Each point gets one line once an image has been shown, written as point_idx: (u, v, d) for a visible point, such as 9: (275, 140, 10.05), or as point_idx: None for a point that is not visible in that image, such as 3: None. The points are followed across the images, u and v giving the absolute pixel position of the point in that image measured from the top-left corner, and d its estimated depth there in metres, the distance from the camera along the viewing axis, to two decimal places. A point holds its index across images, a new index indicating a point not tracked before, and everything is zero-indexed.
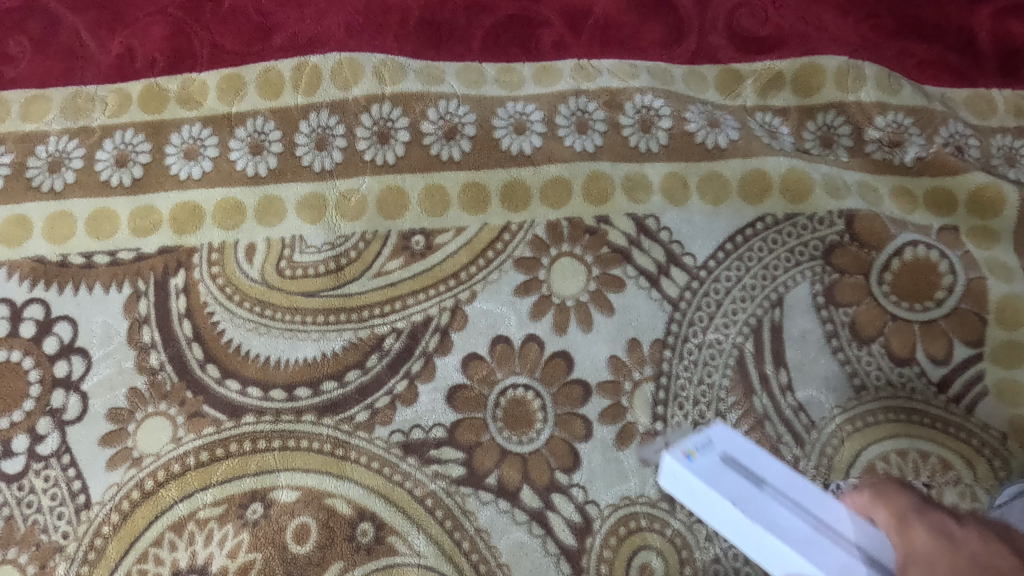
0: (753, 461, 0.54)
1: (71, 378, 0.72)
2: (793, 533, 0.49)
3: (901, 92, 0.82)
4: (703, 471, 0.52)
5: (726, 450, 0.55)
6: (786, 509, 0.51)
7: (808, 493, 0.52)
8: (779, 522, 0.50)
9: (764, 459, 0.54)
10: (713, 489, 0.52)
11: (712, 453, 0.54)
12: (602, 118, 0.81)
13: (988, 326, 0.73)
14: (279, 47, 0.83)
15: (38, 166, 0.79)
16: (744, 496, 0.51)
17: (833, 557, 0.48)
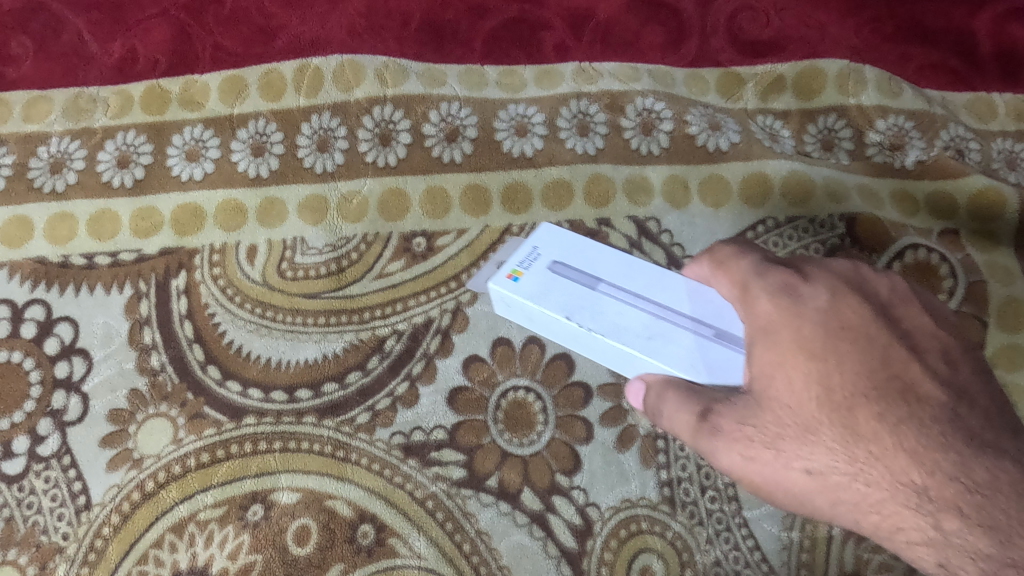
0: (582, 262, 0.59)
1: (72, 379, 0.72)
2: (615, 310, 0.56)
3: (902, 95, 0.83)
4: (529, 287, 0.59)
5: (552, 254, 0.61)
6: (612, 295, 0.57)
7: (637, 271, 0.58)
8: (602, 307, 0.56)
9: (590, 252, 0.60)
10: (542, 292, 0.58)
11: (542, 262, 0.60)
12: (603, 121, 0.81)
13: (990, 329, 0.73)
14: (282, 49, 0.84)
15: (39, 167, 0.79)
16: (569, 289, 0.58)
17: (664, 337, 0.54)
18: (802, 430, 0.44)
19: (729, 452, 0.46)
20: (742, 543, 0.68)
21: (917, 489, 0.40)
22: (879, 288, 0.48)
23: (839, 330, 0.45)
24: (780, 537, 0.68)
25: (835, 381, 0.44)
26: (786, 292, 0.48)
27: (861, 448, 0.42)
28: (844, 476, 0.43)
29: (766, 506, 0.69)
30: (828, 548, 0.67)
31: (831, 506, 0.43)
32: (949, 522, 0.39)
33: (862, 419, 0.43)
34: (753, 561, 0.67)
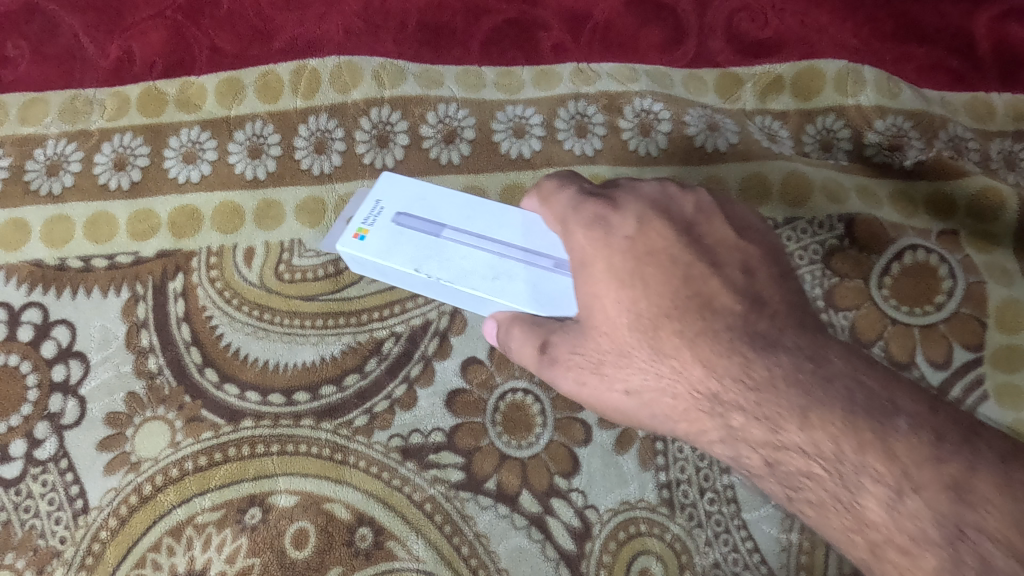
0: (424, 210, 0.64)
1: (69, 382, 0.72)
2: (459, 256, 0.61)
3: (901, 96, 0.83)
4: (375, 244, 0.63)
5: (395, 206, 0.65)
6: (455, 240, 0.62)
7: (476, 212, 0.64)
8: (448, 254, 0.61)
9: (431, 198, 0.65)
10: (390, 246, 0.62)
11: (387, 216, 0.64)
12: (600, 122, 0.81)
13: (987, 330, 0.73)
14: (278, 50, 0.84)
15: (36, 169, 0.79)
16: (416, 240, 0.63)
17: (504, 273, 0.60)
18: (625, 347, 0.52)
19: (565, 374, 0.55)
20: (741, 545, 0.68)
21: (710, 394, 0.48)
22: (685, 207, 0.56)
23: (644, 255, 0.53)
24: (778, 539, 0.68)
25: (639, 303, 0.52)
26: (598, 224, 0.55)
27: (666, 361, 0.51)
28: (659, 386, 0.51)
29: (765, 508, 0.68)
30: (826, 550, 0.67)
31: (653, 415, 0.52)
32: (736, 418, 0.47)
33: (665, 335, 0.51)
34: (752, 563, 0.67)
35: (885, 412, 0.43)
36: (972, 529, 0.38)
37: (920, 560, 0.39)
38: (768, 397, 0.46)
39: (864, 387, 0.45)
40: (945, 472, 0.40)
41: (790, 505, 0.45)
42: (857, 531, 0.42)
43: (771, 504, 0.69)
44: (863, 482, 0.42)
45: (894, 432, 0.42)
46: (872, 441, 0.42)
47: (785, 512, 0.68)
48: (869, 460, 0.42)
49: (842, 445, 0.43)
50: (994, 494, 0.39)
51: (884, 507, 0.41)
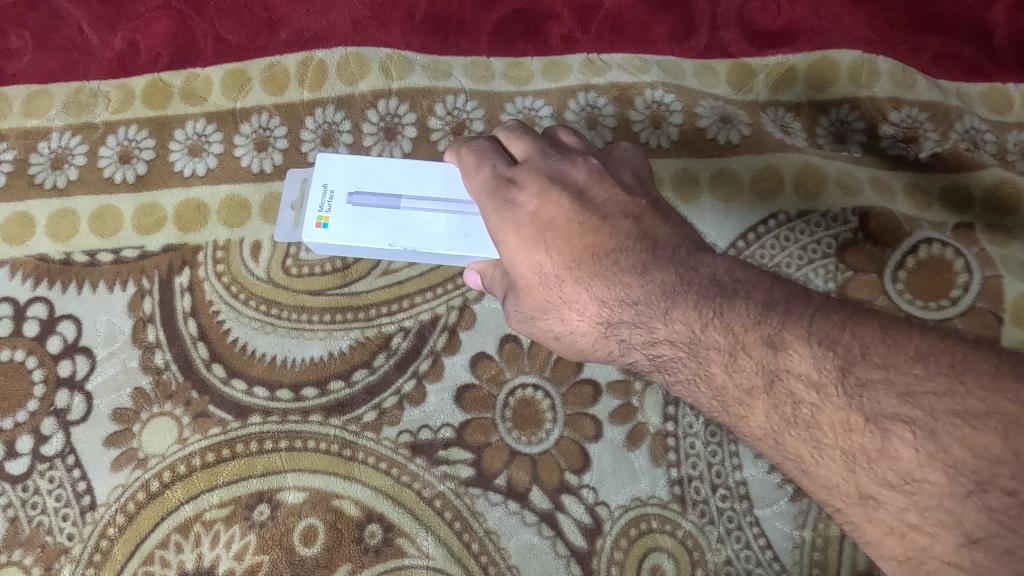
0: (375, 185, 0.65)
1: (75, 377, 0.71)
2: (425, 222, 0.63)
3: (916, 86, 0.81)
4: (340, 229, 0.63)
5: (345, 188, 0.65)
6: (416, 207, 0.64)
7: (424, 174, 0.65)
8: (414, 223, 0.63)
9: (377, 172, 0.65)
10: (356, 227, 0.63)
11: (341, 199, 0.64)
12: (611, 114, 0.80)
13: (1003, 325, 0.72)
14: (284, 42, 0.83)
15: (40, 162, 0.78)
16: (379, 215, 0.64)
17: (471, 227, 0.63)
18: (546, 301, 0.54)
19: (517, 325, 0.58)
20: (754, 542, 0.67)
21: (605, 320, 0.52)
22: (577, 175, 0.56)
23: (545, 224, 0.54)
24: (792, 536, 0.67)
25: (546, 263, 0.53)
26: (505, 203, 0.55)
27: (572, 307, 0.53)
28: (573, 322, 0.54)
29: (778, 504, 0.68)
30: (839, 547, 0.67)
31: (579, 347, 0.55)
32: (625, 332, 0.51)
33: (569, 285, 0.53)
34: (765, 560, 0.66)
35: (722, 297, 0.47)
36: (782, 371, 0.44)
37: (752, 406, 0.45)
38: (643, 306, 0.50)
39: (715, 285, 0.48)
40: (765, 332, 0.45)
41: (670, 390, 0.50)
42: (714, 396, 0.46)
43: (784, 500, 0.68)
44: (708, 355, 0.47)
45: (731, 309, 0.46)
46: (714, 320, 0.47)
47: (798, 509, 0.68)
48: (712, 336, 0.47)
49: (691, 326, 0.48)
50: (800, 344, 0.44)
51: (726, 370, 0.46)
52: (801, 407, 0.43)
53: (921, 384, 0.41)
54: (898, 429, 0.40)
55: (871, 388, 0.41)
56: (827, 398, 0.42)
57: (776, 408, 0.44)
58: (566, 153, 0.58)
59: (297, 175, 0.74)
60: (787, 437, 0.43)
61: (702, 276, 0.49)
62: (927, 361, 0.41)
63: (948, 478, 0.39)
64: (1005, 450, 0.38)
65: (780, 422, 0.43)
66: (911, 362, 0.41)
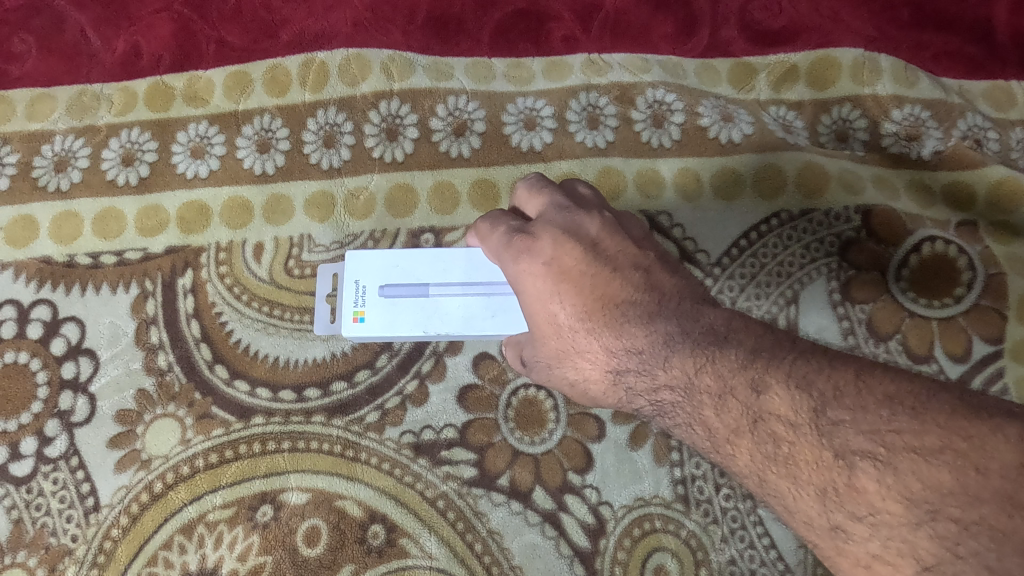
0: (404, 276, 0.67)
1: (79, 379, 0.72)
2: (454, 307, 0.66)
3: (918, 84, 0.81)
4: (376, 322, 0.66)
5: (375, 282, 0.68)
6: (444, 293, 0.67)
7: (447, 259, 0.67)
8: (444, 309, 0.66)
9: (404, 263, 0.68)
10: (390, 319, 0.67)
11: (372, 293, 0.67)
12: (613, 114, 0.80)
13: (1007, 323, 0.72)
14: (286, 44, 0.83)
15: (44, 165, 0.79)
16: (411, 305, 0.67)
17: (501, 308, 0.66)
18: (559, 350, 0.56)
19: (540, 376, 0.60)
20: (758, 542, 0.67)
21: (614, 369, 0.53)
22: (591, 227, 0.56)
23: (562, 275, 0.54)
24: (796, 535, 0.67)
25: (561, 314, 0.54)
26: (524, 253, 0.55)
27: (584, 356, 0.54)
28: (586, 370, 0.55)
29: None
30: None
31: (593, 397, 0.56)
32: (631, 380, 0.52)
33: (581, 336, 0.54)
34: (769, 559, 0.66)
35: (715, 344, 0.48)
36: (765, 412, 0.45)
37: (738, 445, 0.45)
38: (648, 354, 0.51)
39: (711, 334, 0.49)
40: (751, 374, 0.46)
41: (671, 432, 0.51)
42: (705, 437, 0.48)
43: None
44: (699, 397, 0.48)
45: (723, 354, 0.47)
46: (705, 363, 0.48)
47: None
48: (703, 381, 0.48)
49: (686, 370, 0.49)
50: (782, 387, 0.44)
51: (716, 411, 0.47)
52: (781, 445, 0.43)
53: (885, 423, 0.41)
54: (864, 464, 0.40)
55: (841, 427, 0.42)
56: (803, 436, 0.43)
57: (760, 447, 0.44)
58: (583, 205, 0.58)
59: (327, 269, 0.74)
60: (770, 474, 0.44)
61: (698, 324, 0.50)
62: (894, 404, 0.41)
63: (905, 508, 0.38)
64: (955, 482, 0.38)
65: (764, 460, 0.44)
66: (879, 404, 0.42)
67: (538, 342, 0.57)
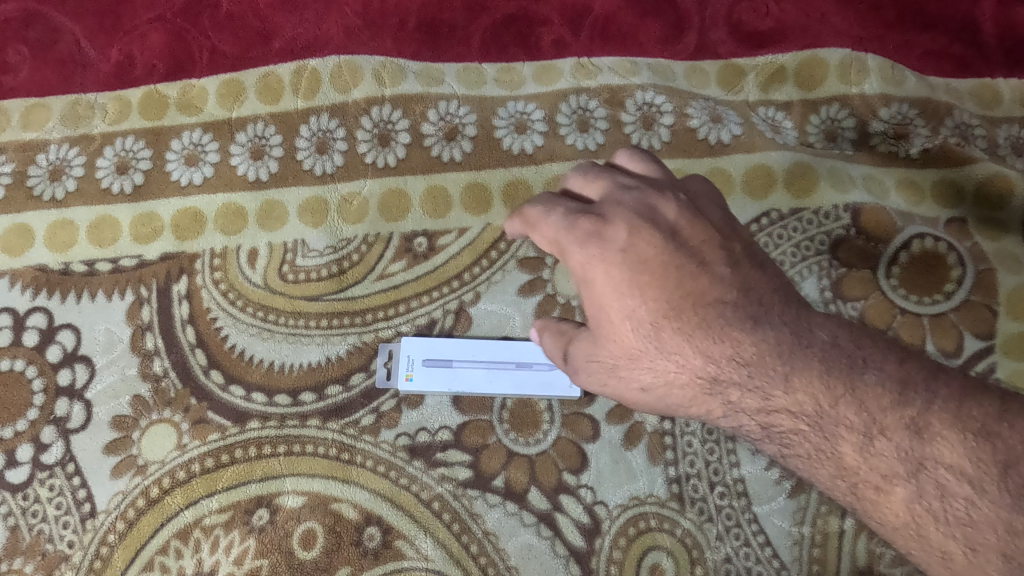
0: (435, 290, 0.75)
1: (75, 386, 0.72)
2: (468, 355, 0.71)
3: (905, 84, 0.82)
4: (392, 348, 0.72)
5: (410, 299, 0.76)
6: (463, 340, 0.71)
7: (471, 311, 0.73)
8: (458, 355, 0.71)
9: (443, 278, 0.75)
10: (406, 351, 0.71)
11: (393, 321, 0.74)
12: (602, 116, 0.80)
13: (998, 319, 0.72)
14: (277, 52, 0.83)
15: (39, 174, 0.79)
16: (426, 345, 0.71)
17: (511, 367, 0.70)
18: (636, 348, 0.52)
19: (586, 381, 0.57)
20: (753, 539, 0.67)
21: (709, 376, 0.50)
22: (667, 211, 0.54)
23: (639, 266, 0.52)
24: (790, 533, 0.67)
25: (639, 309, 0.52)
26: (594, 240, 0.53)
27: (670, 358, 0.51)
28: (667, 374, 0.52)
29: (776, 501, 0.68)
30: (839, 543, 0.66)
31: (667, 406, 0.53)
32: (734, 394, 0.49)
33: (667, 335, 0.51)
34: (764, 557, 0.66)
35: (852, 368, 0.46)
36: (929, 461, 0.42)
37: (890, 494, 0.43)
38: (756, 368, 0.48)
39: (838, 352, 0.47)
40: (906, 415, 0.43)
41: (783, 461, 0.48)
42: (839, 476, 0.45)
43: (782, 497, 0.68)
44: (838, 432, 0.45)
45: (862, 382, 0.45)
46: (845, 395, 0.45)
47: (797, 505, 0.67)
48: (843, 413, 0.45)
49: (816, 399, 0.46)
50: (951, 436, 0.42)
51: (859, 451, 0.44)
52: (952, 501, 0.41)
53: None
54: None
55: None
56: (985, 497, 0.40)
57: (921, 498, 0.42)
58: (655, 185, 0.56)
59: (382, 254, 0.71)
60: (932, 531, 0.41)
61: (817, 340, 0.48)
62: None
63: None
64: None
65: (925, 514, 0.42)
66: None
67: (609, 337, 0.54)
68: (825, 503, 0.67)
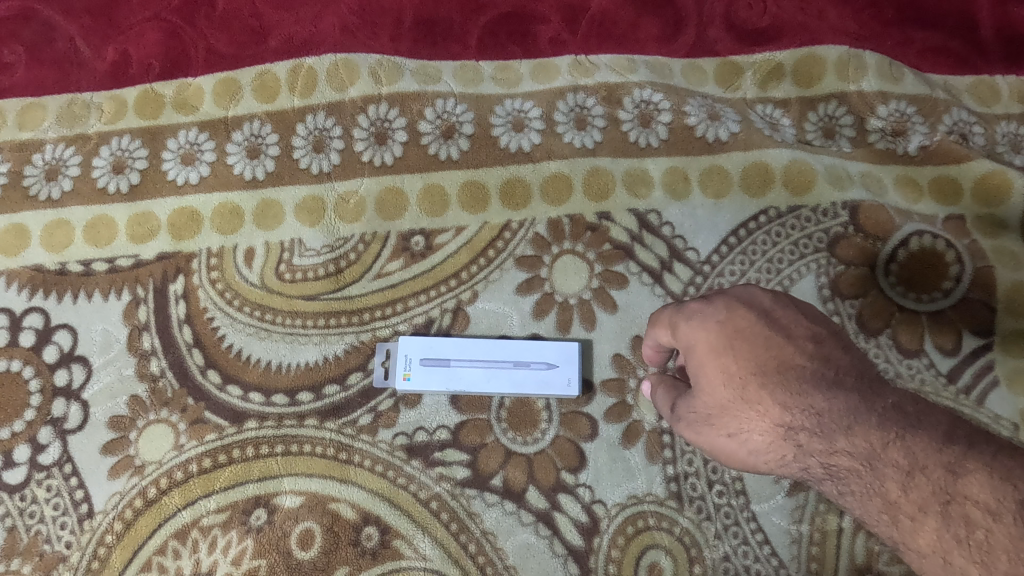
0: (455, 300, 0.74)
1: (72, 386, 0.72)
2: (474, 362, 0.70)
3: (903, 80, 0.81)
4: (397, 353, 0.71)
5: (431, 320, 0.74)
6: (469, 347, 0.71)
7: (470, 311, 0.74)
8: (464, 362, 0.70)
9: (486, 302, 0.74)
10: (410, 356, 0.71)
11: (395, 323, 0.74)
12: (600, 114, 0.80)
13: (997, 316, 0.72)
14: (274, 50, 0.83)
15: (35, 174, 0.79)
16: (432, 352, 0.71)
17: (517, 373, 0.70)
18: (727, 400, 0.52)
19: (687, 432, 0.56)
20: (751, 538, 0.67)
21: (785, 424, 0.49)
22: (763, 298, 0.54)
23: (736, 334, 0.52)
24: (789, 531, 0.67)
25: (732, 367, 0.52)
26: (696, 313, 0.55)
27: (752, 408, 0.50)
28: (749, 423, 0.51)
29: (774, 500, 0.68)
30: (837, 541, 0.66)
31: (750, 457, 0.51)
32: (802, 438, 0.48)
33: (752, 388, 0.50)
34: (762, 555, 0.66)
35: (907, 421, 0.46)
36: (959, 494, 0.41)
37: (924, 524, 0.42)
38: (827, 417, 0.47)
39: (899, 413, 0.46)
40: (946, 457, 0.43)
41: (844, 504, 0.47)
42: (884, 510, 0.44)
43: (780, 496, 0.68)
44: (886, 470, 0.44)
45: (914, 431, 0.45)
46: (897, 438, 0.45)
47: (795, 504, 0.67)
48: (892, 454, 0.44)
49: (871, 442, 0.46)
50: (983, 473, 0.41)
51: (901, 486, 0.43)
52: (976, 530, 0.39)
53: None
54: None
55: None
56: (1005, 525, 0.38)
57: (948, 527, 0.41)
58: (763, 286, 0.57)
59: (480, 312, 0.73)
60: (957, 557, 0.40)
61: (883, 401, 0.47)
62: None
63: None
64: None
65: (952, 541, 0.40)
66: None
67: (702, 388, 0.54)
68: (824, 501, 0.67)
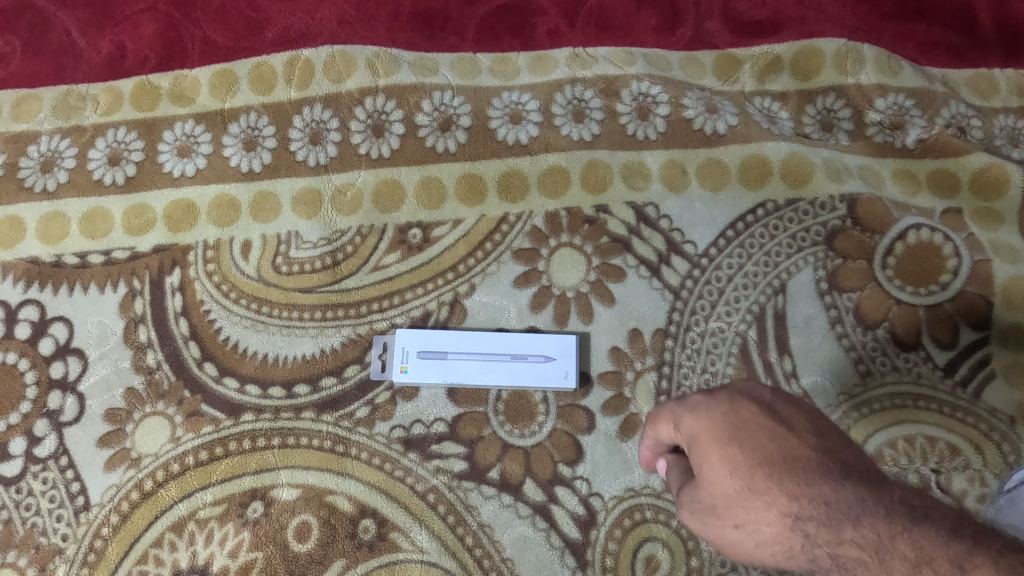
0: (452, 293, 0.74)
1: (67, 379, 0.72)
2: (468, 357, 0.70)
3: (901, 73, 0.81)
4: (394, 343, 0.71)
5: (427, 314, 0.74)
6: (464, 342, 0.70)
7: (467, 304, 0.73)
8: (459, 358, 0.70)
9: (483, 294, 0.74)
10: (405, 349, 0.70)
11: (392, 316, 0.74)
12: (597, 107, 0.80)
13: (994, 310, 0.72)
14: (270, 42, 0.83)
15: (30, 166, 0.79)
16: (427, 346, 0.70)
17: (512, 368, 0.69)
18: (734, 491, 0.45)
19: (690, 521, 0.48)
20: None
21: (791, 513, 0.42)
22: (764, 391, 0.49)
23: (740, 427, 0.46)
24: None
25: (738, 458, 0.45)
26: (699, 402, 0.49)
27: (760, 499, 0.43)
28: (756, 513, 0.43)
29: None
30: None
31: (757, 551, 0.44)
32: (807, 526, 0.41)
33: (758, 477, 0.44)
34: None
35: (915, 515, 0.39)
36: None
37: None
38: (836, 506, 0.41)
39: (905, 506, 0.40)
40: (953, 551, 0.36)
41: None
42: None
43: None
44: (892, 560, 0.38)
45: (919, 524, 0.38)
46: (902, 530, 0.38)
47: None
48: (899, 546, 0.38)
49: (879, 532, 0.39)
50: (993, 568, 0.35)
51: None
52: None
53: None
54: None
55: None
56: None
57: None
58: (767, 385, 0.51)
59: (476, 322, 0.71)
60: None
61: (889, 493, 0.41)
62: None
63: None
64: None
65: None
66: None
67: (706, 480, 0.47)
68: None
